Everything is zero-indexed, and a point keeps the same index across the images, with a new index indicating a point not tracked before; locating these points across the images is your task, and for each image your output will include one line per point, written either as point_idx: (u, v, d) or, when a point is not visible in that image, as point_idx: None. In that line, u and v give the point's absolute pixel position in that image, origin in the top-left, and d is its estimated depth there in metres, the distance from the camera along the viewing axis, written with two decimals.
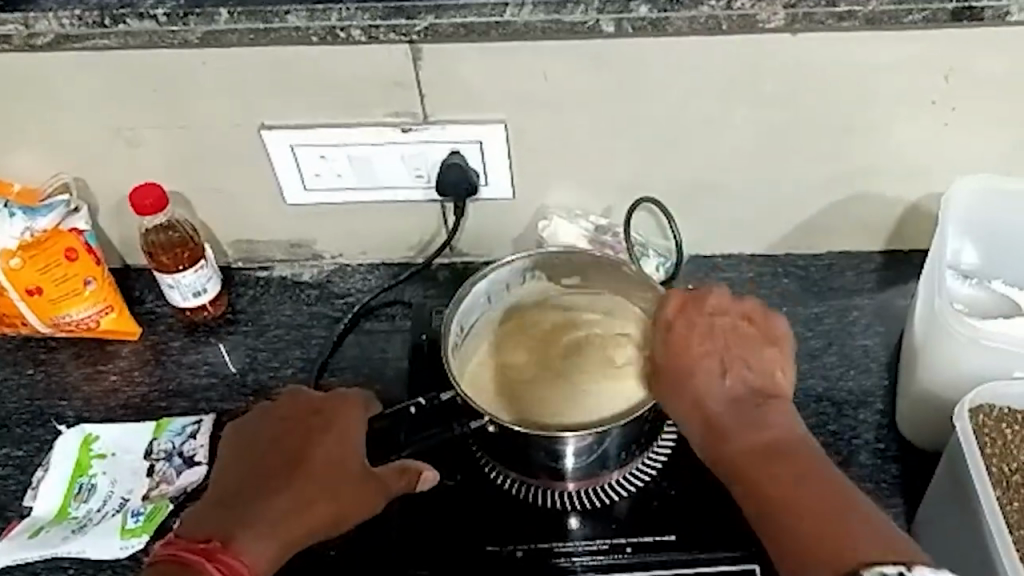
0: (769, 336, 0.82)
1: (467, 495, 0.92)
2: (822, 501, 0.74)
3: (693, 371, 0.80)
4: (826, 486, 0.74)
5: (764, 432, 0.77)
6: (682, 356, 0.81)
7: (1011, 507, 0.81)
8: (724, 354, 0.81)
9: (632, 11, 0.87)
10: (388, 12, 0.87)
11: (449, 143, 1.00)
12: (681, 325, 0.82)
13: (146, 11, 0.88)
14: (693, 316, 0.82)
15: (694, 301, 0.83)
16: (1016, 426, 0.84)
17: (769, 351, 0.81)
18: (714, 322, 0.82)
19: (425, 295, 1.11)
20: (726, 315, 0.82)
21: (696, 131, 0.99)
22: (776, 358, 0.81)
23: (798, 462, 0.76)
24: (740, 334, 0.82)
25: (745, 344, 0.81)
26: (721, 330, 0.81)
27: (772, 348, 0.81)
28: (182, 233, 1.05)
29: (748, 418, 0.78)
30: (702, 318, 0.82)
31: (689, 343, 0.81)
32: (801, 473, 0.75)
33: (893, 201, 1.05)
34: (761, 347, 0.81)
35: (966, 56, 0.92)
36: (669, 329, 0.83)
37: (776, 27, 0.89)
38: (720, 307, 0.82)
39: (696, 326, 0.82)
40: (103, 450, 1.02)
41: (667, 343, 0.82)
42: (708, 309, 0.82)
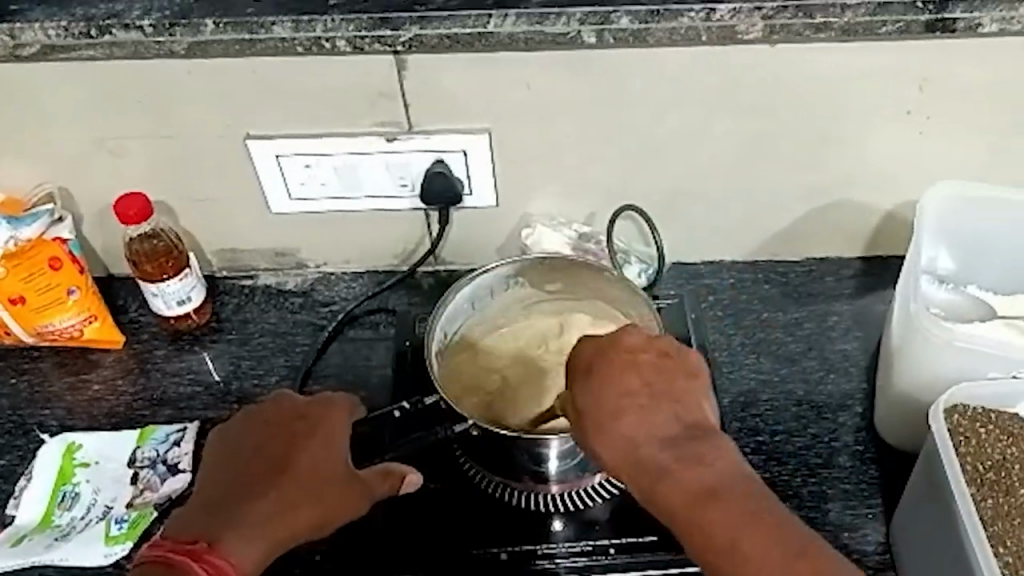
0: (688, 369, 0.77)
1: (452, 498, 0.93)
2: (776, 538, 0.68)
3: (617, 416, 0.75)
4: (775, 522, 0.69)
5: (702, 470, 0.72)
6: (603, 399, 0.75)
7: (984, 504, 0.82)
8: (648, 393, 0.75)
9: (614, 23, 0.88)
10: (373, 23, 0.88)
11: (433, 151, 1.01)
12: (598, 369, 0.77)
13: (132, 22, 0.89)
14: (608, 358, 0.77)
15: (607, 342, 0.78)
16: (990, 425, 0.85)
17: (692, 385, 0.77)
18: (632, 362, 0.77)
19: (409, 303, 1.12)
20: (641, 353, 0.77)
21: (677, 140, 1.01)
22: (700, 393, 0.77)
23: (741, 499, 0.70)
24: (662, 371, 0.77)
25: (667, 379, 0.76)
26: (639, 367, 0.77)
27: (693, 383, 0.77)
28: (166, 242, 1.05)
29: (682, 458, 0.72)
30: (621, 352, 0.77)
31: (609, 387, 0.76)
32: (744, 510, 0.70)
33: (870, 208, 1.07)
34: (683, 381, 0.77)
35: (940, 66, 0.94)
36: (586, 373, 0.77)
37: (754, 38, 0.90)
38: (638, 342, 0.78)
39: (613, 367, 0.77)
40: (86, 458, 1.01)
41: (586, 390, 0.77)
42: (627, 344, 0.78)
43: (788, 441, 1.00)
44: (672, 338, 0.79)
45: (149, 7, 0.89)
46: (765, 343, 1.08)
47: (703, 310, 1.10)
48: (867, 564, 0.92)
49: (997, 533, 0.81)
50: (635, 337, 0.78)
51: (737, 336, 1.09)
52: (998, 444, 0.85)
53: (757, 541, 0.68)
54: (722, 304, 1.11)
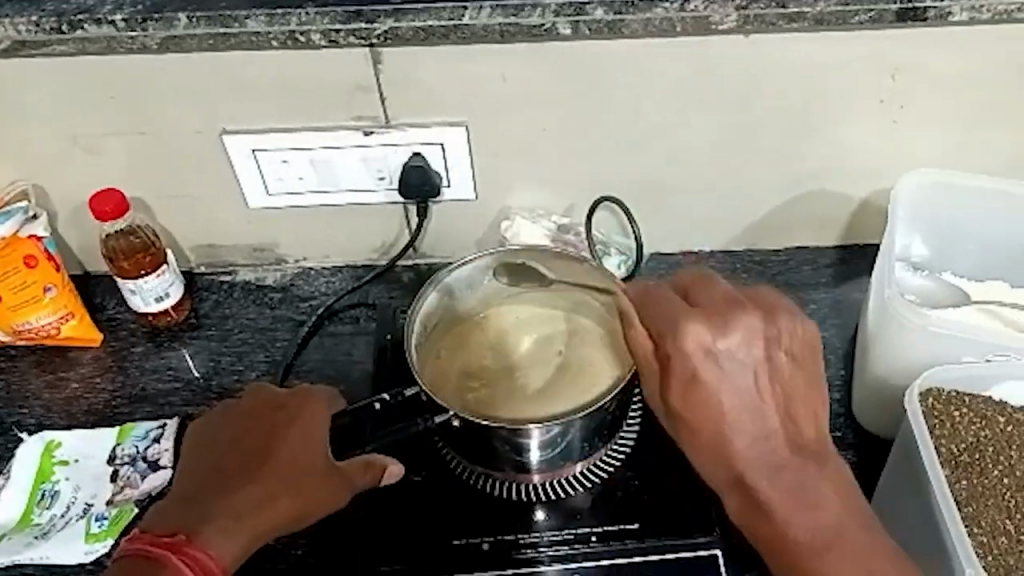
0: (801, 367, 0.77)
1: (434, 490, 0.93)
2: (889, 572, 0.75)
3: (720, 421, 0.77)
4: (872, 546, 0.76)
5: (804, 491, 0.77)
6: (704, 404, 0.77)
7: (958, 486, 0.84)
8: (754, 398, 0.76)
9: (588, 14, 0.88)
10: (348, 16, 0.88)
11: (410, 145, 1.01)
12: (700, 368, 0.76)
13: (104, 17, 0.88)
14: (714, 356, 0.76)
15: (718, 336, 0.76)
16: (963, 409, 0.86)
17: (806, 390, 0.78)
18: (741, 362, 0.76)
19: (389, 297, 1.12)
20: (751, 351, 0.76)
21: (653, 131, 1.01)
22: (811, 396, 0.78)
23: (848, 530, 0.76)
24: (770, 371, 0.77)
25: (787, 391, 0.77)
26: (745, 369, 0.76)
27: (802, 380, 0.77)
28: (143, 238, 1.04)
29: (787, 476, 0.77)
30: (736, 359, 0.76)
31: (711, 393, 0.76)
32: (855, 540, 0.76)
33: (846, 197, 1.08)
34: (797, 382, 0.77)
35: (912, 54, 0.95)
36: (689, 371, 0.77)
37: (728, 28, 0.91)
38: (752, 343, 0.76)
39: (719, 371, 0.76)
40: (65, 456, 1.01)
41: (685, 388, 0.77)
42: (739, 348, 0.76)
43: None
44: (787, 326, 0.77)
45: (121, 2, 0.89)
46: None
47: None
48: None
49: (970, 514, 0.83)
50: (747, 329, 0.76)
51: None
52: (972, 427, 0.86)
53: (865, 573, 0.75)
54: None
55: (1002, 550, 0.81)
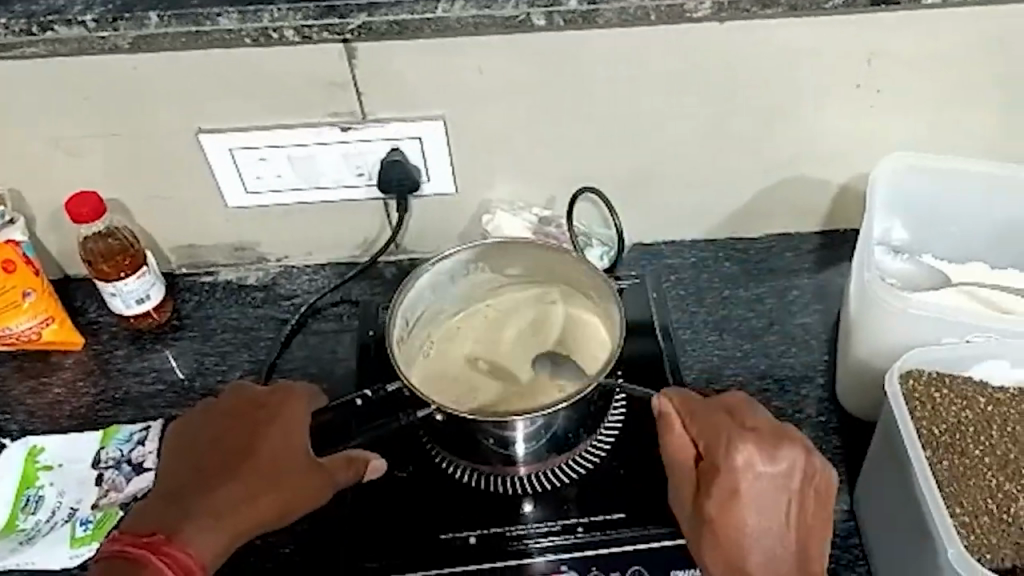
0: (826, 505, 0.78)
1: (419, 486, 0.93)
2: None
3: (738, 535, 0.77)
4: None
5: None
6: (727, 516, 0.77)
7: (939, 466, 0.84)
8: (777, 521, 0.77)
9: (562, 4, 0.88)
10: (321, 11, 0.88)
11: (388, 140, 1.01)
12: (738, 483, 0.77)
13: (74, 17, 0.87)
14: (755, 475, 0.77)
15: (762, 455, 0.78)
16: (944, 390, 0.87)
17: (823, 527, 0.78)
18: (772, 485, 0.78)
19: (372, 293, 1.11)
20: (785, 474, 0.78)
21: (631, 121, 1.01)
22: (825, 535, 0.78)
23: None
24: (796, 498, 0.78)
25: (808, 516, 0.78)
26: (776, 494, 0.77)
27: (823, 517, 0.78)
28: (121, 240, 1.03)
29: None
30: (774, 477, 0.77)
31: (741, 507, 0.77)
32: None
33: (825, 182, 1.09)
34: (819, 517, 0.78)
35: (888, 38, 0.95)
36: (727, 485, 0.77)
37: (703, 16, 0.91)
38: (793, 466, 0.78)
39: (756, 489, 0.77)
40: (49, 461, 1.00)
41: (717, 497, 0.78)
42: (780, 465, 0.77)
43: None
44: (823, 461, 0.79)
45: (92, 2, 0.88)
46: (727, 319, 1.09)
47: (664, 289, 1.11)
48: (832, 532, 0.94)
49: (952, 494, 0.83)
50: (790, 456, 0.78)
51: (699, 313, 1.10)
52: (953, 408, 0.86)
53: None
54: (684, 283, 1.12)
55: (984, 529, 0.81)
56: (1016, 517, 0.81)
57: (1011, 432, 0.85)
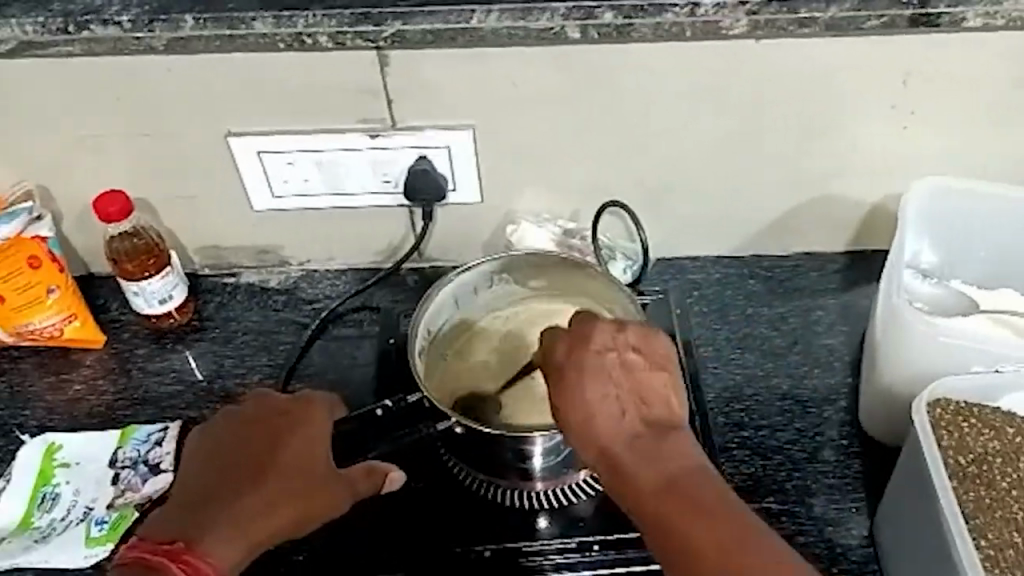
0: (646, 360, 0.74)
1: (435, 496, 0.93)
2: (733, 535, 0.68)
3: (601, 416, 0.72)
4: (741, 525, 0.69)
5: (664, 468, 0.71)
6: (587, 399, 0.73)
7: (966, 498, 0.82)
8: (606, 384, 0.73)
9: (598, 18, 0.88)
10: (356, 18, 0.88)
11: (416, 147, 1.00)
12: (567, 351, 0.75)
13: (111, 17, 0.88)
14: (590, 349, 0.74)
15: (577, 340, 0.75)
16: (972, 419, 0.85)
17: (659, 382, 0.74)
18: (597, 358, 0.74)
19: (393, 300, 1.11)
20: (607, 347, 0.74)
21: (661, 135, 1.01)
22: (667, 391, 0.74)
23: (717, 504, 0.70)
24: (628, 369, 0.74)
25: (637, 377, 0.74)
26: (593, 356, 0.74)
27: (657, 378, 0.74)
28: (147, 240, 1.04)
29: (647, 459, 0.71)
30: (592, 349, 0.74)
31: (596, 386, 0.73)
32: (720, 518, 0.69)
33: (854, 202, 1.07)
34: (640, 375, 0.74)
35: (925, 60, 0.94)
36: (557, 374, 0.75)
37: (738, 33, 0.90)
38: (607, 338, 0.75)
39: (576, 357, 0.74)
40: (67, 458, 1.01)
41: (573, 389, 0.74)
42: (595, 341, 0.75)
43: (772, 435, 1.00)
44: (640, 329, 0.76)
45: (128, 3, 0.88)
46: (750, 339, 1.08)
47: (687, 306, 1.10)
48: (850, 557, 0.93)
49: (977, 527, 0.81)
50: (604, 330, 0.75)
51: (722, 331, 1.09)
52: (981, 438, 0.85)
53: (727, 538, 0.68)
54: (707, 299, 1.11)
55: (1009, 563, 0.80)
56: None
57: None
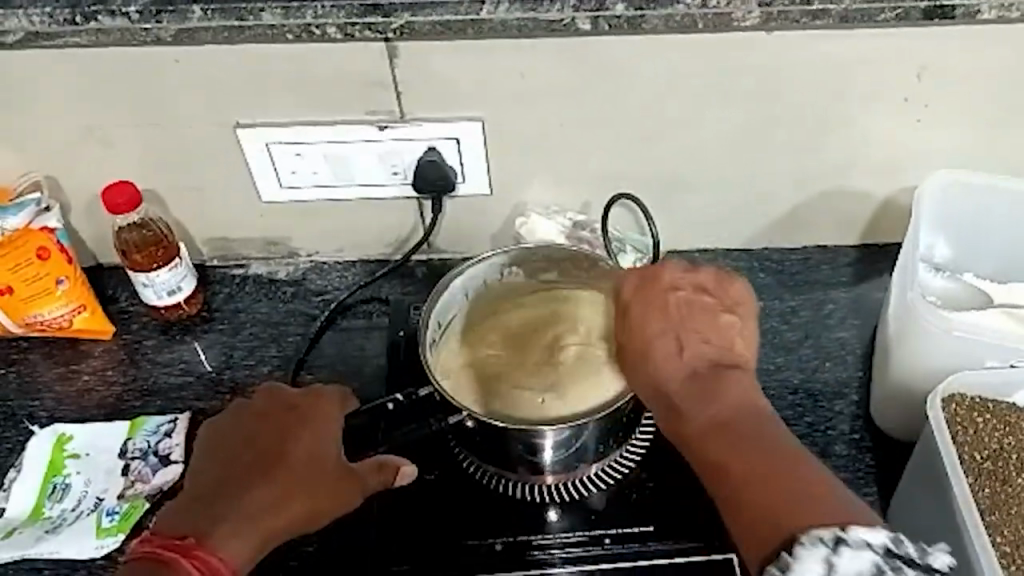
0: (711, 301, 0.80)
1: (445, 489, 0.93)
2: (774, 460, 0.70)
3: (659, 344, 0.78)
4: (782, 449, 0.71)
5: (715, 392, 0.75)
6: (646, 332, 0.79)
7: (982, 495, 0.82)
8: (668, 318, 0.79)
9: (608, 9, 0.87)
10: (364, 10, 0.87)
11: (425, 139, 1.00)
12: (633, 288, 0.81)
13: (118, 8, 0.87)
14: (654, 288, 0.80)
15: (651, 274, 0.82)
16: (986, 415, 0.85)
17: (723, 321, 0.79)
18: (665, 292, 0.80)
19: (402, 292, 1.11)
20: (675, 284, 0.81)
21: (672, 127, 1.00)
22: (729, 330, 0.79)
23: (762, 430, 0.73)
24: (694, 306, 0.79)
25: (700, 316, 0.79)
26: (660, 294, 0.80)
27: (722, 320, 0.79)
28: (155, 231, 1.03)
29: (698, 382, 0.76)
30: (660, 288, 0.80)
31: (659, 316, 0.79)
32: (762, 441, 0.72)
33: (867, 195, 1.07)
34: (704, 314, 0.79)
35: (939, 53, 0.93)
36: (625, 305, 0.81)
37: (750, 25, 0.89)
38: (676, 278, 0.81)
39: (641, 294, 0.81)
40: (77, 449, 1.01)
41: (636, 316, 0.80)
42: (664, 281, 0.81)
43: None
44: (713, 272, 0.82)
45: None
46: (761, 332, 1.07)
47: None
48: None
49: (994, 523, 0.81)
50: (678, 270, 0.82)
51: None
52: (996, 434, 0.84)
53: (764, 459, 0.70)
54: None
55: None
56: None
57: None
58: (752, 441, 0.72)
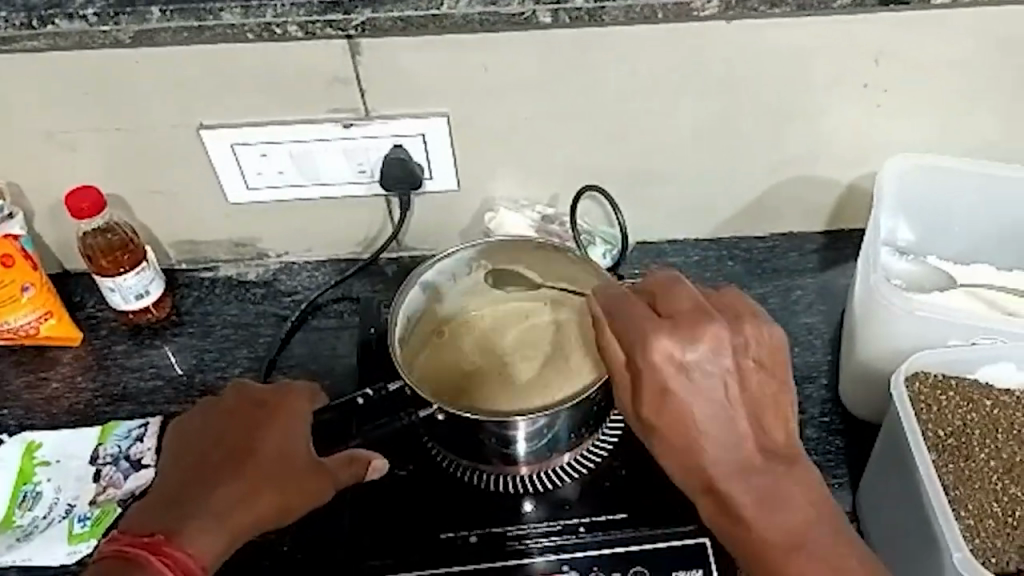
0: (762, 372, 0.72)
1: (419, 483, 0.93)
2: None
3: (710, 431, 0.71)
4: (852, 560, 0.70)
5: (776, 494, 0.71)
6: (696, 423, 0.71)
7: (945, 470, 0.83)
8: (719, 404, 0.71)
9: (568, 2, 0.87)
10: (325, 7, 0.87)
11: (391, 136, 1.00)
12: (671, 368, 0.70)
13: (76, 11, 0.86)
14: (688, 365, 0.71)
15: (683, 347, 0.71)
16: (949, 392, 0.86)
17: (773, 396, 0.72)
18: (708, 373, 0.71)
19: (373, 290, 1.11)
20: (716, 357, 0.71)
21: (635, 119, 1.01)
22: (781, 405, 0.72)
23: (828, 536, 0.70)
24: (739, 381, 0.71)
25: (752, 395, 0.72)
26: (708, 378, 0.71)
27: (770, 387, 0.72)
28: (121, 235, 1.03)
29: (755, 479, 0.71)
30: (702, 365, 0.70)
31: (704, 399, 0.71)
32: (832, 550, 0.70)
33: (830, 182, 1.08)
34: (760, 393, 0.72)
35: (896, 40, 0.94)
36: (659, 383, 0.71)
37: (710, 15, 0.90)
38: (718, 350, 0.71)
39: (684, 376, 0.71)
40: (47, 457, 1.00)
41: (677, 399, 0.71)
42: (703, 353, 0.71)
43: None
44: (754, 327, 0.72)
45: None
46: None
47: None
48: None
49: (957, 497, 0.82)
50: (713, 338, 0.71)
51: None
52: (959, 410, 0.86)
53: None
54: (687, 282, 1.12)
55: (989, 533, 0.81)
56: (1021, 521, 0.81)
57: (1016, 436, 0.85)
58: (822, 555, 0.69)
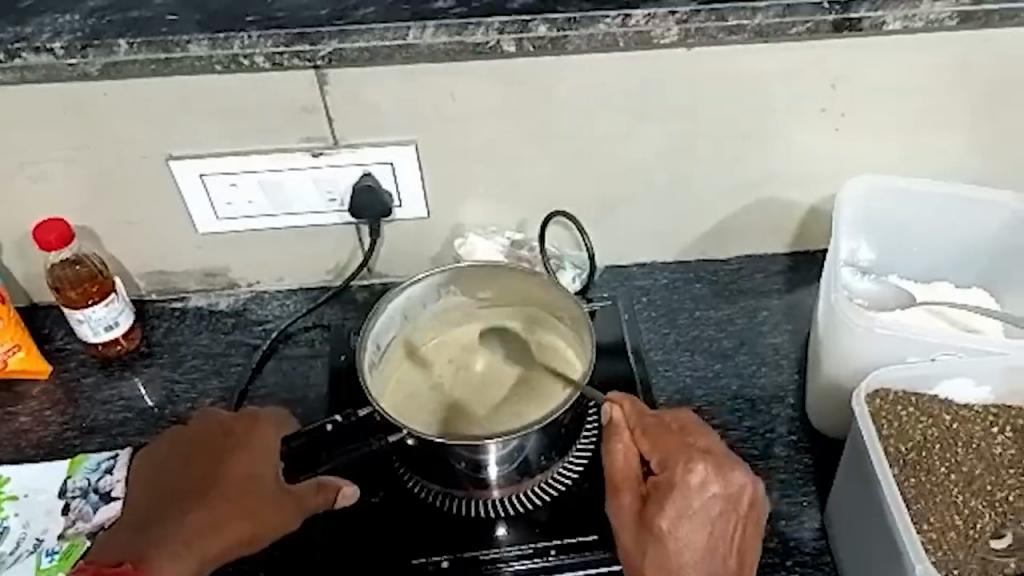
0: (753, 520, 0.78)
1: (390, 510, 0.93)
2: None
3: (707, 557, 0.76)
4: None
5: None
6: (694, 552, 0.76)
7: (908, 484, 0.85)
8: (721, 538, 0.77)
9: (532, 31, 0.89)
10: (292, 38, 0.88)
11: (360, 165, 1.01)
12: (694, 497, 0.76)
13: (43, 44, 0.87)
14: (712, 497, 0.76)
15: (719, 478, 0.77)
16: (910, 408, 0.88)
17: (751, 543, 0.78)
18: (726, 506, 0.77)
19: (344, 317, 1.11)
20: (738, 496, 0.77)
21: (601, 144, 1.02)
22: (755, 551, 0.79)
23: None
24: (740, 523, 0.78)
25: (742, 539, 0.78)
26: (722, 516, 0.77)
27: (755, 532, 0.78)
28: (89, 267, 1.03)
29: None
30: (721, 503, 0.77)
31: (715, 531, 0.76)
32: None
33: (793, 204, 1.10)
34: (747, 536, 0.78)
35: (851, 65, 0.97)
36: (683, 505, 0.76)
37: (670, 42, 0.92)
38: (738, 492, 0.77)
39: (706, 506, 0.76)
40: (14, 491, 0.99)
41: (694, 523, 0.76)
42: (726, 493, 0.76)
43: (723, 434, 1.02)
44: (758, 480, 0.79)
45: (60, 29, 0.88)
46: (698, 341, 1.10)
47: (635, 312, 1.12)
48: (804, 551, 0.94)
49: (919, 511, 0.83)
50: (743, 478, 0.77)
51: (670, 335, 1.10)
52: (920, 425, 0.87)
53: None
54: (655, 304, 1.13)
55: (952, 544, 0.82)
56: (982, 533, 0.83)
57: (975, 449, 0.86)
58: None
